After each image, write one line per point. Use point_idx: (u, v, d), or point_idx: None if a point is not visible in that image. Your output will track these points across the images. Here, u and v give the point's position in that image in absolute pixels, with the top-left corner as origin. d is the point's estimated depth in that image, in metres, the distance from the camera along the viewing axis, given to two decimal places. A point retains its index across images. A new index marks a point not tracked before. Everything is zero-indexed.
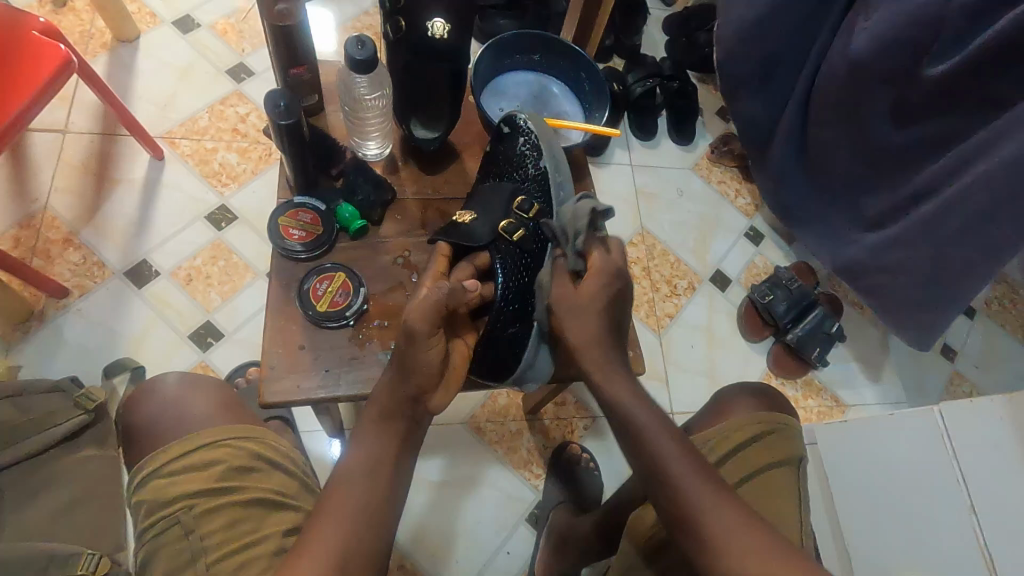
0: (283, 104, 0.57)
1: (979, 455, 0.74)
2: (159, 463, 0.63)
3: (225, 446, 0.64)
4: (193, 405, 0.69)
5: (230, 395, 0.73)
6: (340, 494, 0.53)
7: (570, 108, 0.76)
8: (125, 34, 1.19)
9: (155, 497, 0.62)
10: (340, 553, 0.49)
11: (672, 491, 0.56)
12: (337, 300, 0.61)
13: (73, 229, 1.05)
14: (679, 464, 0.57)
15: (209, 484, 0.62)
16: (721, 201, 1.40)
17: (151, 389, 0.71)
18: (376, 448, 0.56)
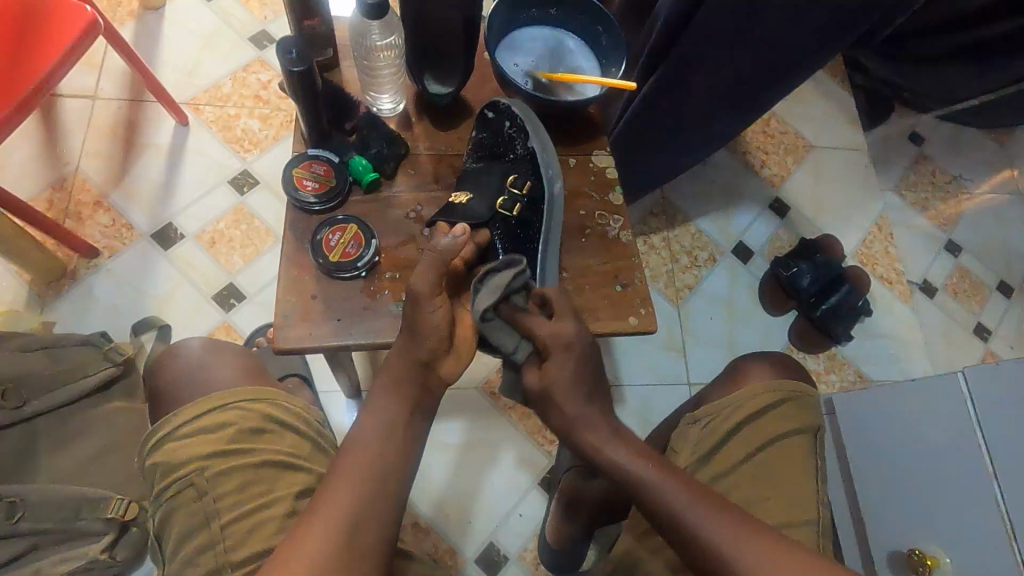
0: (295, 51, 0.58)
1: (1003, 421, 0.71)
2: (173, 426, 0.65)
3: (236, 409, 0.66)
4: (216, 367, 0.71)
5: (252, 358, 0.75)
6: (352, 461, 0.55)
7: (587, 64, 0.74)
8: (151, 1, 1.21)
9: (169, 460, 0.64)
10: (360, 510, 0.52)
11: (692, 539, 0.55)
12: (348, 250, 0.62)
13: (102, 192, 1.08)
14: (688, 510, 0.56)
15: (221, 447, 0.64)
16: (746, 172, 1.37)
17: (176, 351, 0.73)
18: (392, 413, 0.58)
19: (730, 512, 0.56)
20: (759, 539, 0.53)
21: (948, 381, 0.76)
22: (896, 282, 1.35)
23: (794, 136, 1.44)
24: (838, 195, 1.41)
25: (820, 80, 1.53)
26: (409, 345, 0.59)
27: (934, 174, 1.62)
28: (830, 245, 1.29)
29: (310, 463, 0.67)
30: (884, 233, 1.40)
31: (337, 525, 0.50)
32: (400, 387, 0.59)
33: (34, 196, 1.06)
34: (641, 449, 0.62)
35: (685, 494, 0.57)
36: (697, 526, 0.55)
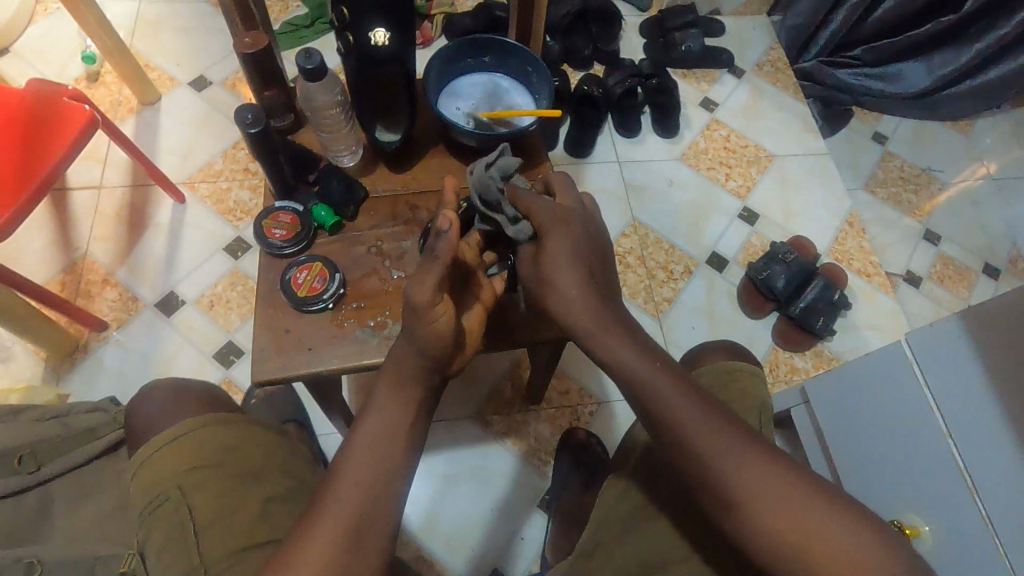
0: (251, 115, 0.66)
1: (948, 378, 0.69)
2: (152, 449, 0.66)
3: (213, 427, 0.68)
4: (184, 404, 0.74)
5: (212, 396, 0.78)
6: (351, 466, 0.54)
7: (522, 100, 0.82)
8: (148, 98, 1.35)
9: (149, 475, 0.65)
10: (362, 507, 0.52)
11: (704, 460, 0.54)
12: (315, 285, 0.68)
13: (110, 270, 1.18)
14: (712, 440, 0.54)
15: (196, 463, 0.65)
16: (711, 187, 1.44)
17: (146, 395, 0.75)
18: (389, 416, 0.57)
19: (759, 451, 0.54)
20: (783, 476, 0.53)
21: (891, 347, 0.74)
22: (874, 275, 1.37)
23: (755, 149, 1.51)
24: (806, 199, 1.46)
25: (774, 95, 1.61)
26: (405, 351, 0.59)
27: (902, 169, 1.66)
28: (801, 245, 1.33)
29: (281, 479, 0.69)
30: (856, 229, 1.43)
31: (339, 530, 0.51)
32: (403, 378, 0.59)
33: (49, 280, 1.16)
34: (664, 369, 0.58)
35: (708, 427, 0.55)
36: (723, 453, 0.54)
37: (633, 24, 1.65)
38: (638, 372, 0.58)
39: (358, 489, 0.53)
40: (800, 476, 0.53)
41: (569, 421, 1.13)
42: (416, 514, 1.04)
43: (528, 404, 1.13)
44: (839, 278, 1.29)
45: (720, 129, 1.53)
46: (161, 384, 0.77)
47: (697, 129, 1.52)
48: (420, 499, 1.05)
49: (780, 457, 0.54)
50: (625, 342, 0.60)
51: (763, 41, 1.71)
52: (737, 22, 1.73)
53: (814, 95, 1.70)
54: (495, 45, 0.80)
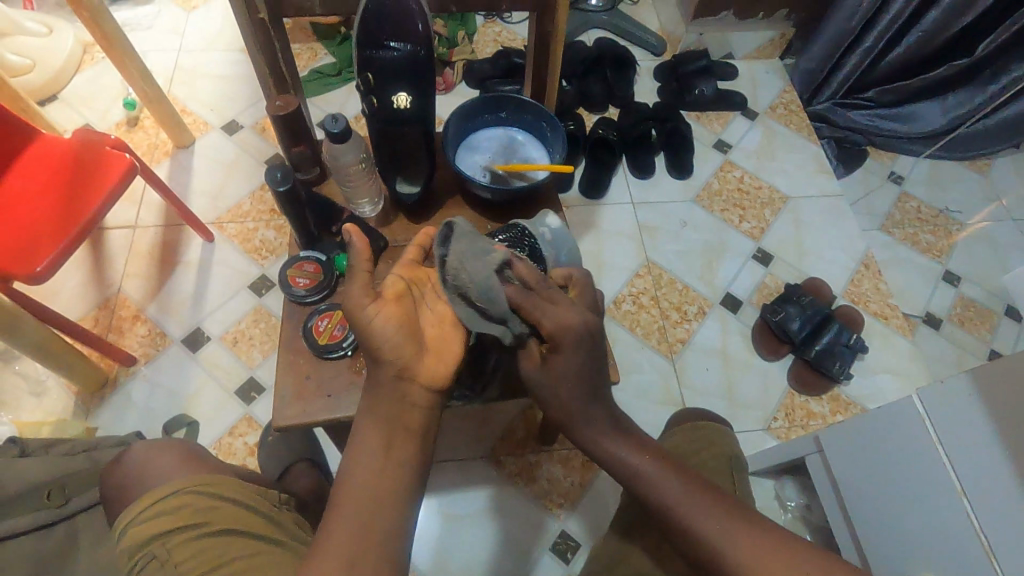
0: (280, 174, 0.71)
1: (959, 436, 0.68)
2: (136, 511, 0.69)
3: (191, 490, 0.71)
4: (159, 463, 0.78)
5: (190, 449, 0.82)
6: (344, 498, 0.54)
7: (537, 154, 0.85)
8: (183, 142, 1.42)
9: (134, 541, 0.67)
10: (352, 541, 0.52)
11: (692, 538, 0.60)
12: (335, 332, 0.71)
13: (141, 306, 1.23)
14: (691, 512, 0.61)
15: (180, 523, 0.67)
16: (725, 228, 1.45)
17: (122, 457, 0.80)
18: (374, 445, 0.57)
19: (738, 520, 0.59)
20: (767, 548, 0.57)
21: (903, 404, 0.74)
22: (891, 317, 1.36)
23: (768, 190, 1.53)
24: (820, 241, 1.46)
25: (787, 137, 1.63)
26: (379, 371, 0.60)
27: (919, 210, 1.66)
28: (815, 287, 1.33)
29: (263, 533, 0.70)
30: (872, 271, 1.43)
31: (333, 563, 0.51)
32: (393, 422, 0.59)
33: (83, 316, 1.21)
34: (650, 455, 0.65)
35: (687, 498, 0.61)
36: (696, 525, 0.60)
37: (647, 68, 1.70)
38: (630, 464, 0.65)
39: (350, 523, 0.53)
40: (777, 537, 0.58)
41: (581, 462, 1.13)
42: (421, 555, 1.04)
43: (541, 445, 1.14)
44: (856, 321, 1.28)
45: (733, 170, 1.55)
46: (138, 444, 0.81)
47: (711, 171, 1.55)
48: (430, 539, 1.06)
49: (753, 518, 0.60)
50: (621, 440, 0.66)
51: (776, 84, 1.74)
52: (750, 65, 1.76)
53: (828, 136, 1.69)
54: (511, 102, 0.84)
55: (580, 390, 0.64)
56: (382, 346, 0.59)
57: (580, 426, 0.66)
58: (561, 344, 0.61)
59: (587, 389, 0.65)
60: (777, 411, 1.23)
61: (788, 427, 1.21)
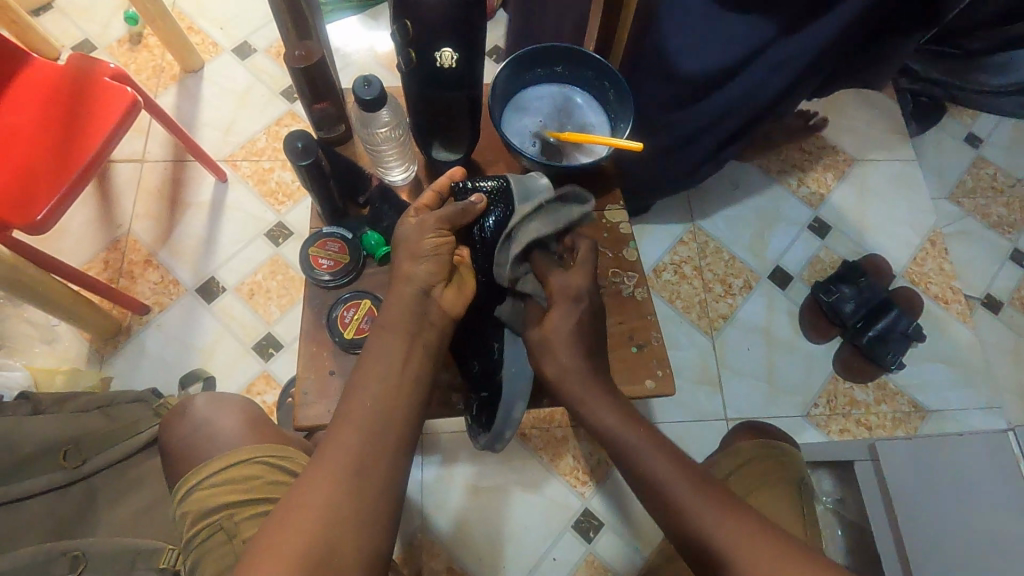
0: (301, 144, 0.61)
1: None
2: (201, 476, 0.63)
3: (261, 461, 0.64)
4: (218, 421, 0.68)
5: (255, 408, 0.71)
6: (356, 400, 0.55)
7: (595, 120, 0.74)
8: (191, 65, 1.28)
9: (197, 507, 0.62)
10: (361, 446, 0.52)
11: (679, 513, 0.56)
12: (362, 326, 0.64)
13: (151, 250, 1.16)
14: (681, 491, 0.57)
15: (248, 495, 0.62)
16: (782, 193, 1.32)
17: (181, 409, 0.69)
18: (391, 354, 0.58)
19: (724, 502, 0.56)
20: (759, 537, 0.53)
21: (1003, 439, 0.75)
22: (952, 302, 1.26)
23: (833, 150, 1.38)
24: (885, 212, 1.33)
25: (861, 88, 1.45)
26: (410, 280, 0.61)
27: (995, 178, 1.50)
28: (875, 267, 1.23)
29: None
30: (938, 249, 1.31)
31: (338, 465, 0.51)
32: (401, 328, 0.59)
33: (92, 258, 1.14)
34: (645, 431, 0.62)
35: (680, 479, 0.58)
36: (712, 537, 0.54)
37: None
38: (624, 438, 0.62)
39: (355, 424, 0.54)
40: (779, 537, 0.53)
41: None
42: (424, 500, 1.03)
43: (573, 421, 1.08)
44: (916, 306, 1.19)
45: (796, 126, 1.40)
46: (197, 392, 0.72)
47: None
48: (446, 507, 1.04)
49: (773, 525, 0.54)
50: (615, 408, 0.63)
51: None
52: None
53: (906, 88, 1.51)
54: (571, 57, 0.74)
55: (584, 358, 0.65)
56: (421, 241, 0.61)
57: (580, 389, 0.64)
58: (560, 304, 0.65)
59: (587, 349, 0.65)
60: (818, 397, 1.16)
61: (827, 415, 1.15)
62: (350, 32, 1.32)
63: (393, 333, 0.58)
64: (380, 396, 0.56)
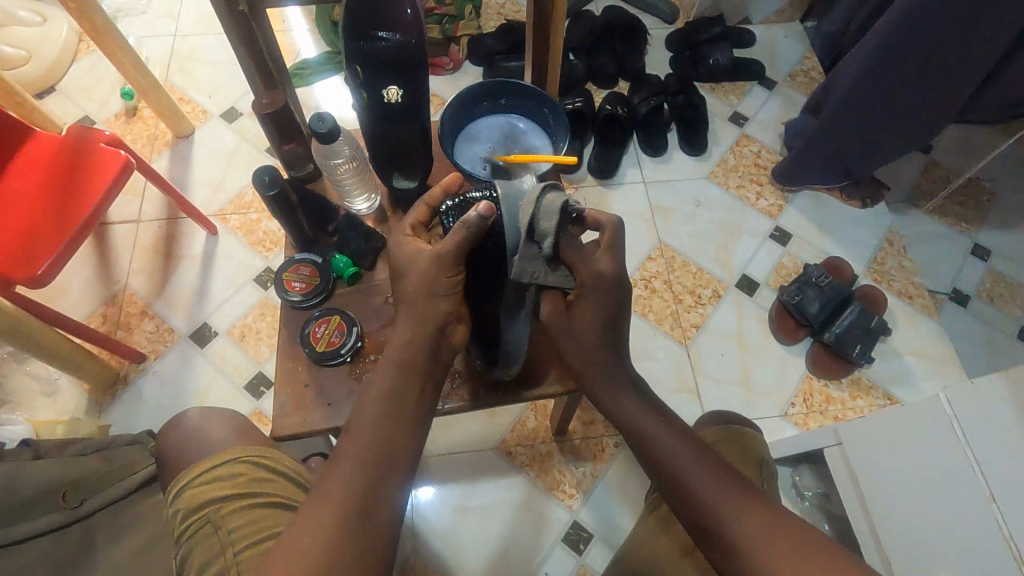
0: (269, 177, 0.69)
1: (994, 441, 0.64)
2: (190, 475, 0.68)
3: (245, 460, 0.68)
4: (210, 430, 0.74)
5: (243, 420, 0.77)
6: (354, 434, 0.55)
7: (539, 142, 0.84)
8: (182, 131, 1.39)
9: (186, 504, 0.66)
10: (357, 488, 0.52)
11: (692, 502, 0.56)
12: (333, 339, 0.69)
13: (147, 302, 1.22)
14: (694, 476, 0.57)
15: (233, 488, 0.66)
16: (742, 206, 1.40)
17: (176, 422, 0.76)
18: (388, 387, 0.57)
19: (732, 483, 0.56)
20: (770, 527, 0.52)
21: (930, 405, 0.71)
22: (916, 296, 1.31)
23: None
24: (841, 217, 1.40)
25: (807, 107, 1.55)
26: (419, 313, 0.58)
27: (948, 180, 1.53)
28: (836, 268, 1.29)
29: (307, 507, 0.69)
30: (896, 248, 1.37)
31: (333, 506, 0.51)
32: (407, 364, 0.58)
33: (91, 313, 1.21)
34: (664, 419, 0.62)
35: (693, 461, 0.58)
36: (720, 517, 0.54)
37: (658, 37, 1.62)
38: (644, 424, 0.62)
39: (354, 461, 0.53)
40: (779, 521, 0.53)
41: (593, 453, 1.12)
42: (416, 522, 1.06)
43: (555, 436, 1.12)
44: (878, 302, 1.24)
45: (750, 144, 1.48)
46: (189, 408, 0.78)
47: (726, 146, 1.48)
48: (435, 527, 1.05)
49: (776, 509, 0.54)
50: (635, 398, 0.63)
51: (796, 50, 1.64)
52: (769, 32, 1.66)
53: None
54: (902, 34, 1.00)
55: (602, 330, 0.62)
56: (436, 280, 0.58)
57: (594, 381, 0.64)
58: (589, 291, 0.61)
59: (609, 337, 0.63)
60: (795, 397, 1.19)
61: (805, 413, 1.18)
62: (328, 91, 1.44)
63: (388, 364, 0.58)
64: (376, 430, 0.55)
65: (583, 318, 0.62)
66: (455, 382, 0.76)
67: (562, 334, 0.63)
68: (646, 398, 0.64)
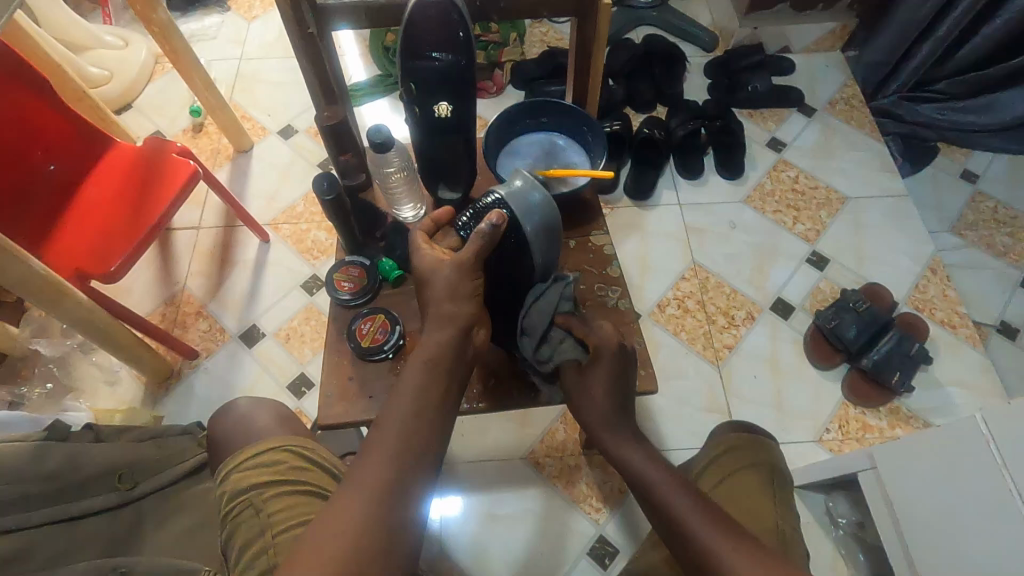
0: (326, 184, 0.76)
1: None
2: (238, 459, 0.73)
3: (286, 449, 0.73)
4: (255, 419, 0.80)
5: (286, 410, 0.83)
6: (386, 428, 0.57)
7: (577, 158, 0.89)
8: (242, 146, 1.49)
9: (233, 487, 0.71)
10: (385, 480, 0.53)
11: (692, 545, 0.58)
12: (377, 336, 0.74)
13: (202, 303, 1.30)
14: (698, 525, 0.59)
15: (275, 475, 0.71)
16: (778, 230, 1.40)
17: (226, 408, 0.82)
18: (420, 396, 0.59)
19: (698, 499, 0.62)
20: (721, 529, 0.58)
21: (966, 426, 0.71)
22: (960, 326, 1.28)
23: (825, 190, 1.46)
24: (880, 244, 1.39)
25: (847, 133, 1.55)
26: (443, 306, 0.64)
27: (996, 212, 1.49)
28: (876, 294, 1.27)
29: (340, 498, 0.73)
30: (939, 276, 1.35)
31: (365, 491, 0.51)
32: (436, 371, 0.61)
33: (152, 311, 1.29)
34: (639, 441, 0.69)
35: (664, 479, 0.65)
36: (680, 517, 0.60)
37: (697, 64, 1.66)
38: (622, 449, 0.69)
39: (385, 456, 0.54)
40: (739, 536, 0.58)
41: None
42: (443, 528, 1.08)
43: (584, 449, 1.13)
44: (920, 329, 1.22)
45: (788, 169, 1.49)
46: (236, 399, 0.84)
47: (763, 170, 1.49)
48: (461, 535, 1.07)
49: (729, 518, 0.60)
50: (644, 454, 0.68)
51: (837, 77, 1.64)
52: (808, 60, 1.67)
53: (895, 132, 1.55)
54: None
55: (613, 401, 0.70)
56: (459, 286, 0.65)
57: (607, 433, 0.69)
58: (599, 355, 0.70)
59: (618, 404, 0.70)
60: (830, 422, 1.18)
61: (841, 440, 1.16)
62: (378, 111, 1.52)
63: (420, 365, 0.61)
64: (404, 428, 0.56)
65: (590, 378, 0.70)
66: (484, 383, 0.79)
67: (577, 394, 0.70)
68: (647, 449, 0.69)
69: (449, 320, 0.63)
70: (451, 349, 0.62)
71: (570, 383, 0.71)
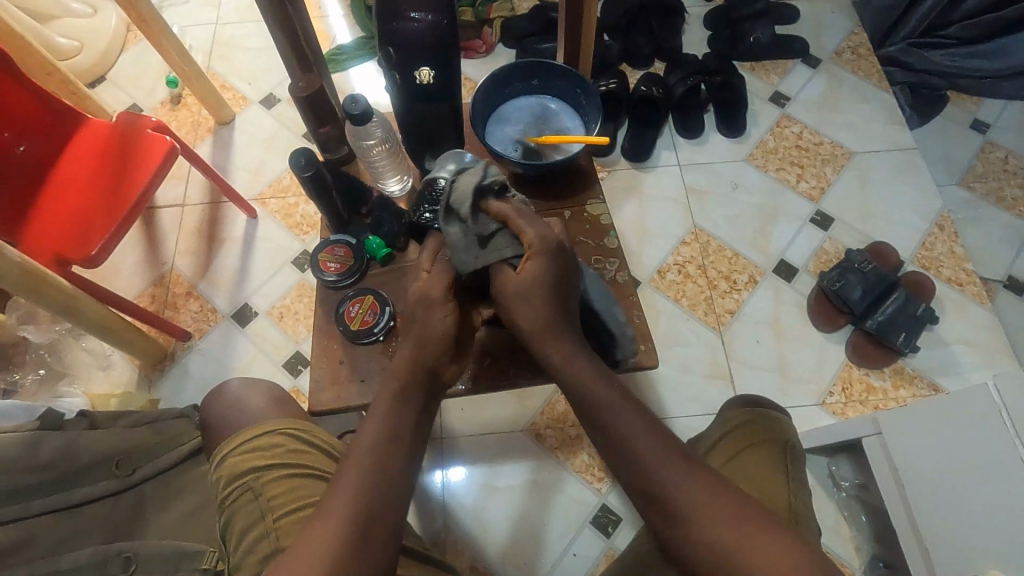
0: (304, 159, 0.72)
1: None
2: (234, 443, 0.71)
3: (282, 432, 0.72)
4: (249, 403, 0.78)
5: (281, 391, 0.81)
6: (357, 451, 0.56)
7: (570, 122, 0.85)
8: (223, 118, 1.43)
9: (229, 471, 0.69)
10: (355, 506, 0.53)
11: (680, 509, 0.55)
12: (366, 318, 0.71)
13: (192, 282, 1.27)
14: (695, 496, 0.55)
15: (272, 459, 0.69)
16: (781, 189, 1.35)
17: (218, 391, 0.80)
18: (391, 417, 0.58)
19: (687, 462, 0.57)
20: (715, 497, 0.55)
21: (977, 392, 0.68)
22: (968, 283, 1.25)
23: (830, 146, 1.41)
24: (887, 201, 1.34)
25: (854, 85, 1.48)
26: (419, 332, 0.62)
27: (1008, 162, 1.43)
28: (881, 254, 1.24)
29: None
30: (947, 233, 1.31)
31: (338, 518, 0.52)
32: (405, 395, 0.60)
33: (141, 293, 1.27)
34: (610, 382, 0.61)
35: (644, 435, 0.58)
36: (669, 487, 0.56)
37: (696, 15, 1.57)
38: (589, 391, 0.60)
39: (354, 483, 0.54)
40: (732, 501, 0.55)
41: None
42: (446, 501, 1.08)
43: None
44: (926, 288, 1.19)
45: (791, 125, 1.43)
46: (228, 381, 0.81)
47: (765, 127, 1.44)
48: (464, 508, 1.07)
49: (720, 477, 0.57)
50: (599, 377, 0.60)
51: (844, 25, 1.56)
52: (814, 6, 1.59)
53: (903, 81, 1.48)
54: None
55: (553, 302, 0.62)
56: (433, 317, 0.62)
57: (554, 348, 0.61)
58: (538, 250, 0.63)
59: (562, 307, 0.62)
60: (834, 385, 1.16)
61: (844, 402, 1.15)
62: (363, 76, 1.45)
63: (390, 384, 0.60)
64: (374, 451, 0.56)
65: (531, 279, 0.62)
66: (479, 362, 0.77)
67: (514, 302, 0.62)
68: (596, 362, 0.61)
69: (421, 339, 0.62)
70: (426, 362, 0.61)
71: (506, 288, 0.63)
